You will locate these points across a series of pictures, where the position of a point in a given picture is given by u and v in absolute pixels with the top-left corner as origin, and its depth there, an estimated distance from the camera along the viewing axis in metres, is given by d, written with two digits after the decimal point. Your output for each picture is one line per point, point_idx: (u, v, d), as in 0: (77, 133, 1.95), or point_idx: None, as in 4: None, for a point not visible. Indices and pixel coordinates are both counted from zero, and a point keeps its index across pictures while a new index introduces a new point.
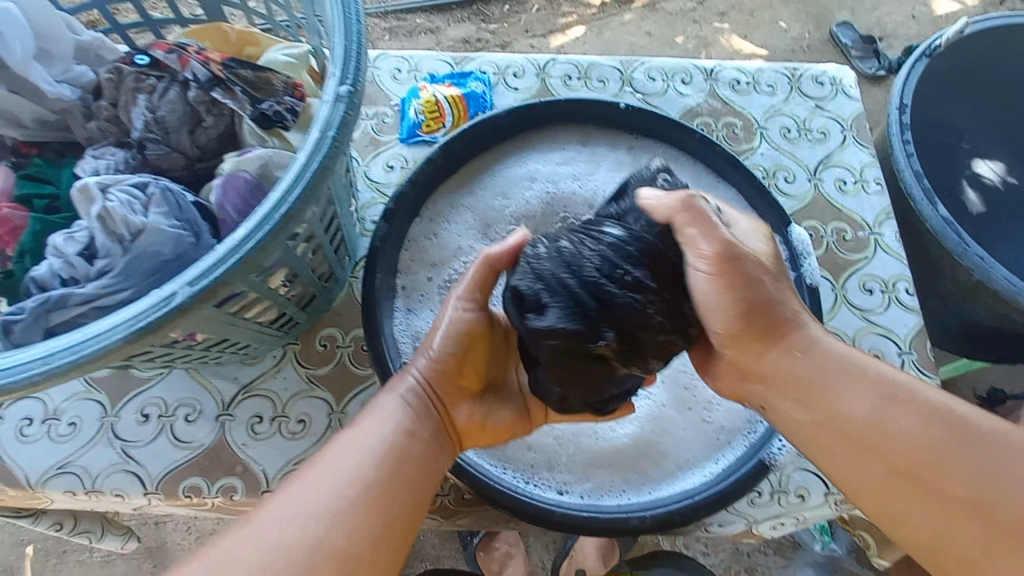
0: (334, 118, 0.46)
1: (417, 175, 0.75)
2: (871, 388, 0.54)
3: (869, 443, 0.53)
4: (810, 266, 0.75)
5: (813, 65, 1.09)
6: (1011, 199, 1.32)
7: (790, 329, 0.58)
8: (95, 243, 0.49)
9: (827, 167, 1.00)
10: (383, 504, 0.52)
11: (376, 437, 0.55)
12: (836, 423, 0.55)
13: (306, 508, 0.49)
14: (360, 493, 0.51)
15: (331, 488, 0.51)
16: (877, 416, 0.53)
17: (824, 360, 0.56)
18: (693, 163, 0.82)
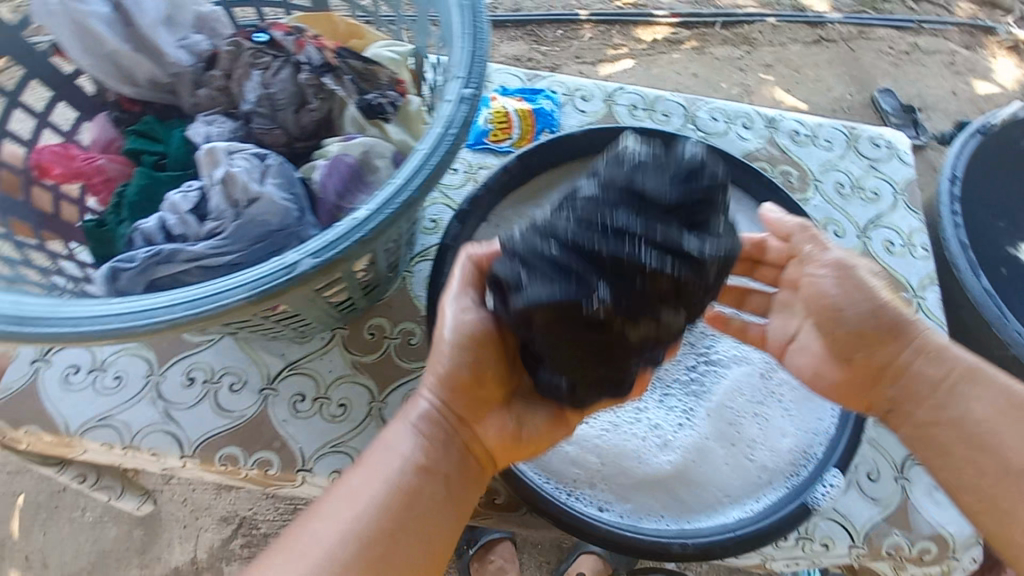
0: (457, 117, 0.48)
1: (492, 182, 0.78)
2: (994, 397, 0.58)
3: (994, 454, 0.56)
4: None
5: (870, 127, 1.12)
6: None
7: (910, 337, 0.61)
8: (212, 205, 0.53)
9: (876, 226, 1.02)
10: (388, 547, 0.52)
11: (383, 471, 0.55)
12: (964, 427, 0.58)
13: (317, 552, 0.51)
14: (369, 526, 0.52)
15: (332, 537, 0.51)
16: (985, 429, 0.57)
17: (936, 357, 0.61)
18: (755, 206, 0.84)
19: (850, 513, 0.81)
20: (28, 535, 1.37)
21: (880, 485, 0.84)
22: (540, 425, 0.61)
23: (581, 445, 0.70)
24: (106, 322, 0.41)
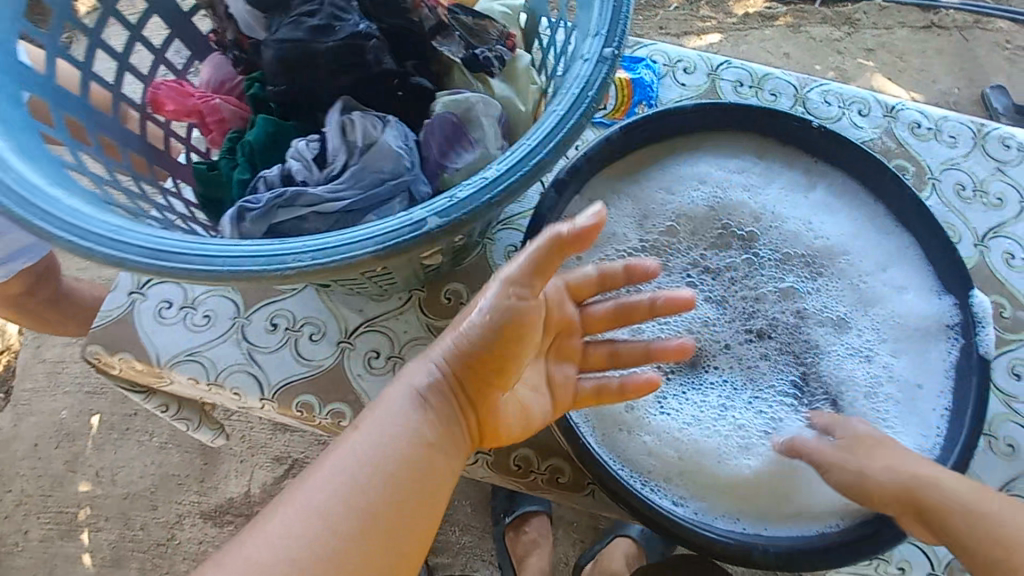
0: (595, 78, 0.45)
1: (592, 153, 0.74)
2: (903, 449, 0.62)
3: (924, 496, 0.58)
4: (987, 338, 0.69)
5: (1003, 125, 1.01)
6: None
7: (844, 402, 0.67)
8: (329, 149, 0.52)
9: (997, 236, 0.93)
10: (400, 486, 0.50)
11: (387, 425, 0.52)
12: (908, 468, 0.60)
13: (334, 481, 0.48)
14: (374, 479, 0.49)
15: (349, 470, 0.49)
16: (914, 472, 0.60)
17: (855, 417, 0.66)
18: (874, 201, 0.77)
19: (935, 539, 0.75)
20: (101, 450, 1.48)
21: None
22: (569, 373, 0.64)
23: (663, 441, 0.66)
24: (239, 264, 0.42)
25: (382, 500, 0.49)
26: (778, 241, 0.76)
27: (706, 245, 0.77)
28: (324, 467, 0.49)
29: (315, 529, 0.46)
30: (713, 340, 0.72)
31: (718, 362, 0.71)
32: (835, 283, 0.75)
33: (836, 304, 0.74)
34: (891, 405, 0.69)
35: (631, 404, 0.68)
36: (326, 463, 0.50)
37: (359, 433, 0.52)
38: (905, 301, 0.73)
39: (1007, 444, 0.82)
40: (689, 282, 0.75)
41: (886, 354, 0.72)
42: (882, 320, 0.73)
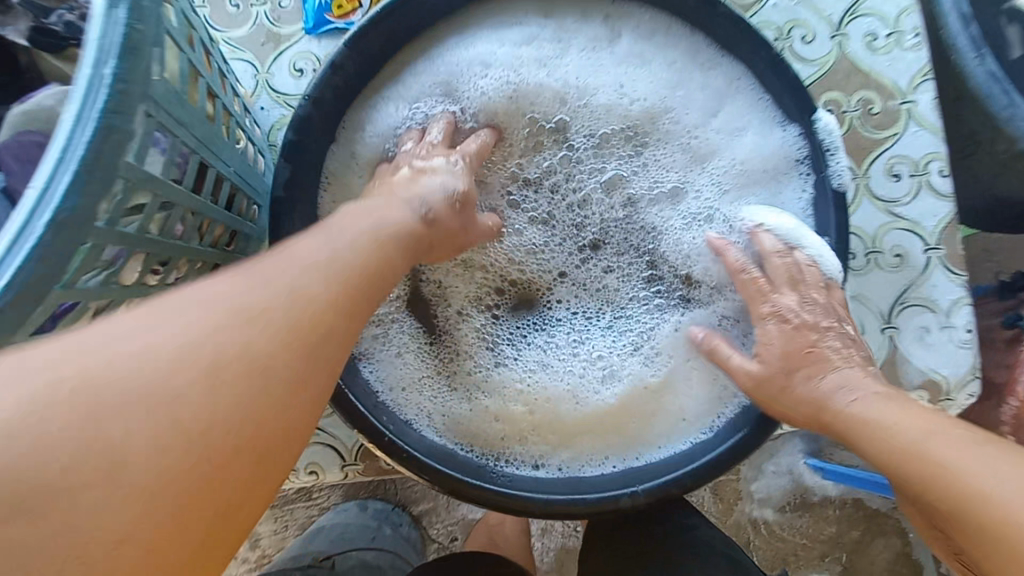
0: (108, 44, 0.28)
1: (318, 91, 0.55)
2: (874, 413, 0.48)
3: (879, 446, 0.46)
4: (837, 167, 0.59)
5: None
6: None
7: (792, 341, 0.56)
8: None
9: (856, 17, 0.78)
10: (276, 373, 0.33)
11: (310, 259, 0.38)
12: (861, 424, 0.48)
13: (184, 327, 0.32)
14: (277, 316, 0.34)
15: (229, 292, 0.34)
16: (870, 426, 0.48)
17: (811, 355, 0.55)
18: (692, 33, 0.61)
19: None
20: None
21: (865, 341, 0.75)
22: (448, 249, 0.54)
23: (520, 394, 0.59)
24: None
25: (251, 364, 0.32)
26: (591, 121, 0.64)
27: (517, 151, 0.64)
28: (211, 289, 0.34)
29: (141, 352, 0.30)
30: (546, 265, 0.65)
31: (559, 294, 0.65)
32: (667, 151, 0.64)
33: (666, 173, 0.65)
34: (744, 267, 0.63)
35: (472, 367, 0.60)
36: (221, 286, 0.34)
37: (231, 280, 0.35)
38: (744, 146, 0.63)
39: (895, 254, 0.76)
40: (513, 202, 0.65)
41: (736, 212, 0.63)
42: (725, 175, 0.63)
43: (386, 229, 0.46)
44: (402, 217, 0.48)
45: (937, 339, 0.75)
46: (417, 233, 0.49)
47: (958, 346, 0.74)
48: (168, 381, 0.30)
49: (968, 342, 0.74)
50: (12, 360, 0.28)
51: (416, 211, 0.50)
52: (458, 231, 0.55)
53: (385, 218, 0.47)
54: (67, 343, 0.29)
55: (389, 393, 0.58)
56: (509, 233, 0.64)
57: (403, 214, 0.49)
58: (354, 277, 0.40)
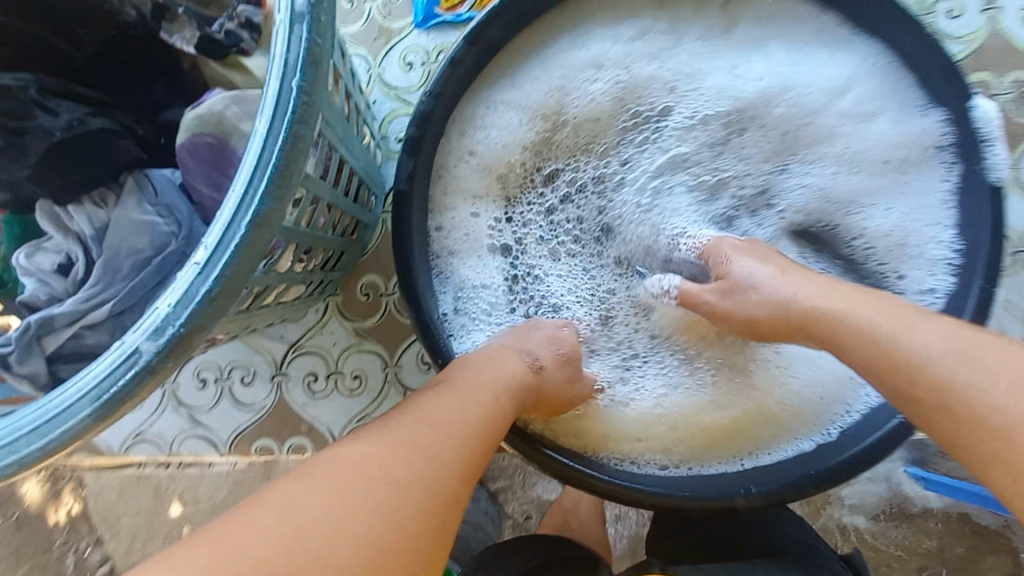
0: (295, 54, 0.30)
1: (440, 86, 0.57)
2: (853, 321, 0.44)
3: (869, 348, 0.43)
4: (998, 156, 0.53)
5: None
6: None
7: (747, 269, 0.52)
8: (68, 252, 0.41)
9: None
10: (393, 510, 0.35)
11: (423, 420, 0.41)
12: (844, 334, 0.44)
13: (326, 498, 0.34)
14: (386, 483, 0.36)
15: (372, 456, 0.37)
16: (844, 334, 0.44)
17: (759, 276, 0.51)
18: (822, 11, 0.58)
19: None
20: None
21: None
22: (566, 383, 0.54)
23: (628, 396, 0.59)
24: None
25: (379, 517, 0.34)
26: (696, 104, 0.61)
27: (600, 143, 0.63)
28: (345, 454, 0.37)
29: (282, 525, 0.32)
30: (623, 273, 0.63)
31: (621, 285, 0.63)
32: (767, 141, 0.61)
33: (741, 163, 0.62)
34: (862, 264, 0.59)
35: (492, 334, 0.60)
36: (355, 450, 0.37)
37: (353, 442, 0.38)
38: (877, 132, 0.58)
39: None
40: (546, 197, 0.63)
41: (852, 201, 0.59)
42: (847, 163, 0.59)
43: (495, 386, 0.47)
44: (513, 365, 0.50)
45: None
46: (525, 385, 0.49)
47: None
48: (314, 549, 0.32)
49: None
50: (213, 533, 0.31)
51: (526, 363, 0.51)
52: (563, 385, 0.54)
53: (498, 371, 0.49)
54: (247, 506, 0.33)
55: None
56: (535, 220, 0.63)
57: (510, 363, 0.50)
58: (470, 433, 0.42)
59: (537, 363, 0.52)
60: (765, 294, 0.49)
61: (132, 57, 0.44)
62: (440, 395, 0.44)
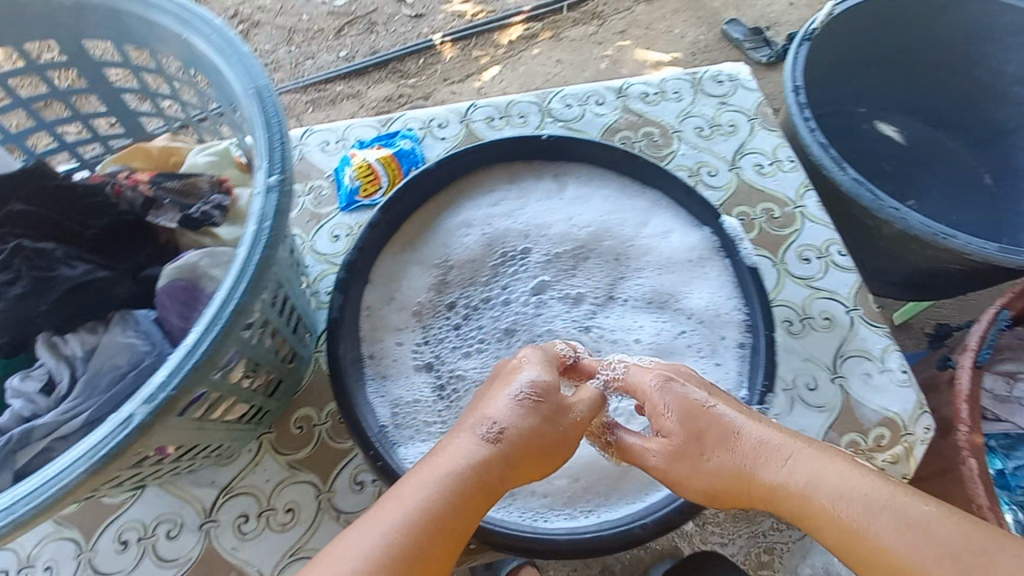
0: (268, 209, 0.48)
1: (363, 241, 0.77)
2: (838, 502, 0.52)
3: (846, 528, 0.51)
4: (745, 250, 0.80)
5: (710, 67, 1.19)
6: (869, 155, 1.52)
7: (716, 426, 0.59)
8: (54, 377, 0.51)
9: (744, 155, 1.09)
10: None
11: (414, 505, 0.51)
12: (822, 501, 0.52)
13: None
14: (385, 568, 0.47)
15: (378, 537, 0.49)
16: (823, 510, 0.52)
17: (723, 431, 0.59)
18: (620, 176, 0.88)
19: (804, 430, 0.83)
20: None
21: (823, 392, 0.88)
22: (548, 437, 0.59)
23: None
24: None
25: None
26: (548, 244, 0.83)
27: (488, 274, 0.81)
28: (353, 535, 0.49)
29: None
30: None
31: None
32: (605, 264, 0.83)
33: (593, 281, 0.81)
34: (704, 329, 0.77)
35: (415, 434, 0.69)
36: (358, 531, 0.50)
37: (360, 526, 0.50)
38: (671, 243, 0.83)
39: (825, 318, 0.94)
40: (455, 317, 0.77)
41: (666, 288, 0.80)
42: (659, 271, 0.82)
43: (458, 470, 0.54)
44: (467, 446, 0.56)
45: (879, 382, 0.88)
46: (493, 455, 0.56)
47: (899, 386, 0.87)
48: None
49: (907, 381, 0.88)
50: None
51: (481, 437, 0.57)
52: (540, 429, 0.59)
53: (463, 452, 0.56)
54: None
55: None
56: (446, 331, 0.77)
57: (467, 446, 0.56)
58: (448, 520, 0.51)
59: (493, 431, 0.57)
60: (716, 457, 0.58)
61: (125, 234, 0.60)
62: (417, 478, 0.53)
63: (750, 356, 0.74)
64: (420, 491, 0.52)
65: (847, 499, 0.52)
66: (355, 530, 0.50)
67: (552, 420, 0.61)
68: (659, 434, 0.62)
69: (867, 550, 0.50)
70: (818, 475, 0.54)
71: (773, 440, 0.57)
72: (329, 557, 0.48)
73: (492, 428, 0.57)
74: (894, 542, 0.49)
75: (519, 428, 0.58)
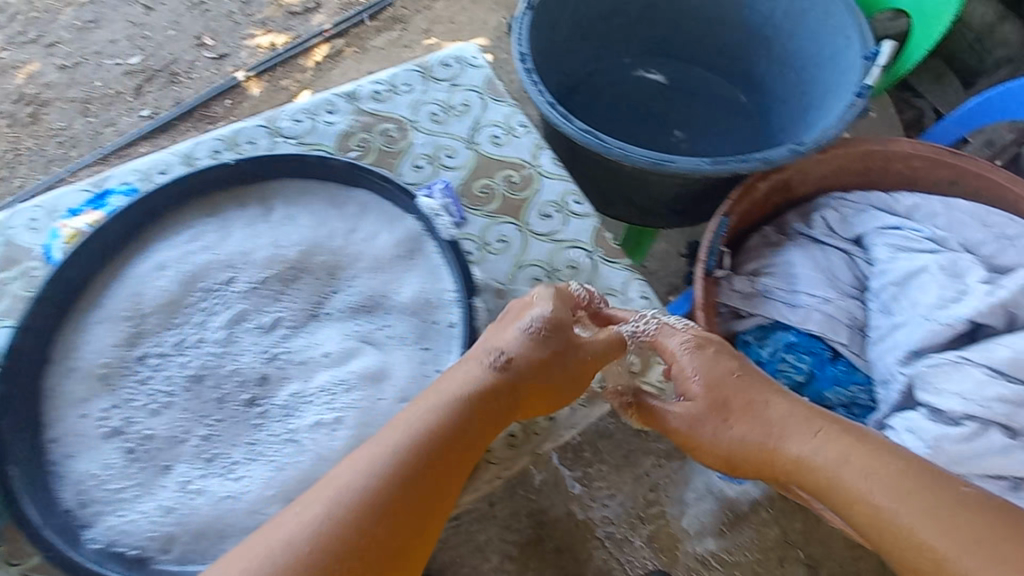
0: None
1: (28, 321, 0.71)
2: (826, 476, 0.66)
3: (856, 501, 0.64)
4: (444, 225, 0.80)
5: (439, 52, 1.20)
6: (635, 106, 1.57)
7: (727, 368, 0.74)
8: None
9: (479, 131, 1.11)
10: (346, 544, 0.55)
11: (404, 437, 0.61)
12: (807, 472, 0.67)
13: (304, 526, 0.55)
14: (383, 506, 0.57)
15: (339, 490, 0.57)
16: (838, 482, 0.65)
17: (750, 405, 0.71)
18: (322, 182, 0.86)
19: None
20: None
21: None
22: (569, 364, 0.72)
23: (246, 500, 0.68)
24: None
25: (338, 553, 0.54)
26: (248, 272, 0.80)
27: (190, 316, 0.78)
28: (331, 489, 0.57)
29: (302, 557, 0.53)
30: (209, 421, 0.72)
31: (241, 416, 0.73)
32: (315, 279, 0.81)
33: (301, 297, 0.80)
34: (407, 325, 0.78)
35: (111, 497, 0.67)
36: (341, 473, 0.59)
37: (352, 466, 0.59)
38: (379, 237, 0.82)
39: (570, 267, 0.97)
40: (153, 371, 0.74)
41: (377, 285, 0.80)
42: (370, 271, 0.81)
43: (468, 394, 0.66)
44: (473, 373, 0.68)
45: None
46: (480, 385, 0.68)
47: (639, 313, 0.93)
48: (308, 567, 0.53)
49: (646, 307, 0.93)
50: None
51: (489, 364, 0.69)
52: (530, 362, 0.70)
53: (455, 383, 0.67)
54: (264, 539, 0.54)
55: (151, 538, 0.66)
56: (148, 384, 0.73)
57: (476, 376, 0.68)
58: (443, 447, 0.62)
59: (501, 359, 0.69)
60: (727, 444, 0.72)
61: None
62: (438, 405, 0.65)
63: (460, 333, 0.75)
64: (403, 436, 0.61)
65: (822, 470, 0.66)
66: (371, 450, 0.60)
67: (540, 352, 0.71)
68: (683, 398, 0.75)
69: (850, 499, 0.64)
70: (839, 456, 0.66)
71: (798, 416, 0.70)
72: (269, 537, 0.54)
73: (493, 360, 0.69)
74: (900, 514, 0.61)
75: (524, 356, 0.70)
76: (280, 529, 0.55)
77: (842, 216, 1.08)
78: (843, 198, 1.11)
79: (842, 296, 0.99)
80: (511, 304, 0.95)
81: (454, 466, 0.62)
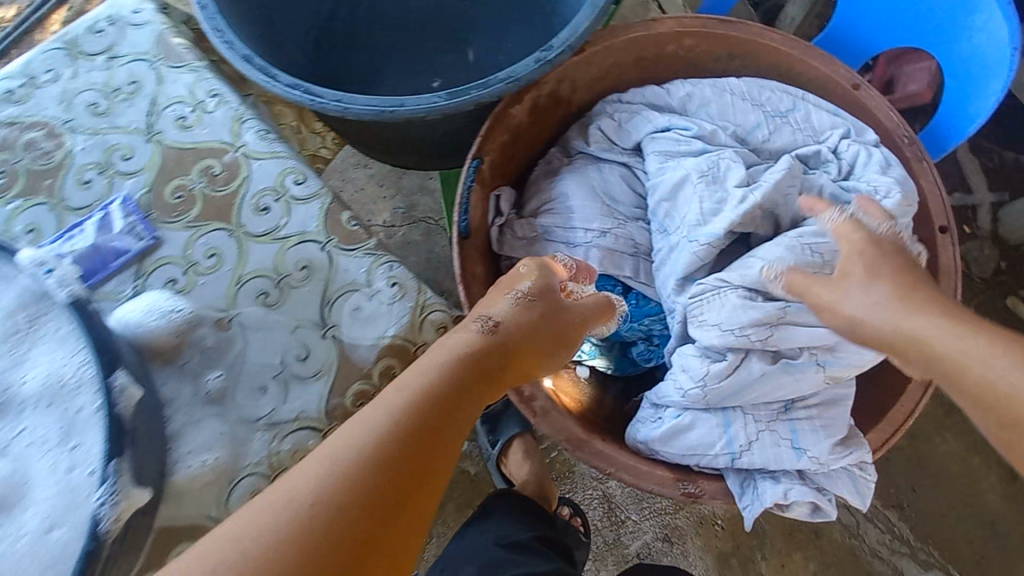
0: None
1: None
2: (933, 323, 0.55)
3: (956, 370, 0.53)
4: (64, 289, 0.66)
5: (86, 16, 0.92)
6: (406, 29, 1.23)
7: (585, 319, 0.74)
8: None
9: (159, 115, 0.86)
10: (376, 482, 0.49)
11: (397, 403, 0.54)
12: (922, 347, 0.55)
13: (313, 478, 0.48)
14: (378, 469, 0.50)
15: (349, 452, 0.50)
16: (924, 342, 0.55)
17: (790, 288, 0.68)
18: None
19: (297, 413, 0.74)
20: None
21: (316, 354, 0.77)
22: (544, 335, 0.68)
23: None
24: None
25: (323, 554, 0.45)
26: None
27: None
28: (324, 449, 0.50)
29: (329, 498, 0.47)
30: None
31: None
32: None
33: None
34: (50, 421, 0.60)
35: None
36: (337, 440, 0.51)
37: (379, 414, 0.53)
38: None
39: (302, 268, 0.80)
40: None
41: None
42: None
43: (461, 352, 0.61)
44: (468, 336, 0.63)
45: (368, 311, 0.78)
46: (480, 346, 0.62)
47: (389, 304, 0.79)
48: (308, 511, 0.46)
49: (397, 295, 0.79)
50: (249, 517, 0.46)
51: (478, 329, 0.64)
52: (525, 322, 0.67)
53: (457, 340, 0.63)
54: (253, 506, 0.47)
55: None
56: None
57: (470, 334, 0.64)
58: (433, 401, 0.56)
59: (489, 323, 0.65)
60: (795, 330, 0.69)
61: None
62: (475, 328, 0.64)
63: (106, 416, 0.60)
64: (432, 369, 0.58)
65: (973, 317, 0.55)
66: (363, 418, 0.53)
67: (532, 311, 0.68)
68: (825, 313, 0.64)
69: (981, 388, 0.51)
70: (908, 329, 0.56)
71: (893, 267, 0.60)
72: (326, 464, 0.49)
73: (482, 323, 0.65)
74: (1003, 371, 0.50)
75: (518, 321, 0.66)
76: (306, 466, 0.49)
77: (618, 121, 0.93)
78: (619, 98, 0.96)
79: (623, 222, 0.88)
80: (236, 333, 0.77)
81: (436, 451, 0.53)
